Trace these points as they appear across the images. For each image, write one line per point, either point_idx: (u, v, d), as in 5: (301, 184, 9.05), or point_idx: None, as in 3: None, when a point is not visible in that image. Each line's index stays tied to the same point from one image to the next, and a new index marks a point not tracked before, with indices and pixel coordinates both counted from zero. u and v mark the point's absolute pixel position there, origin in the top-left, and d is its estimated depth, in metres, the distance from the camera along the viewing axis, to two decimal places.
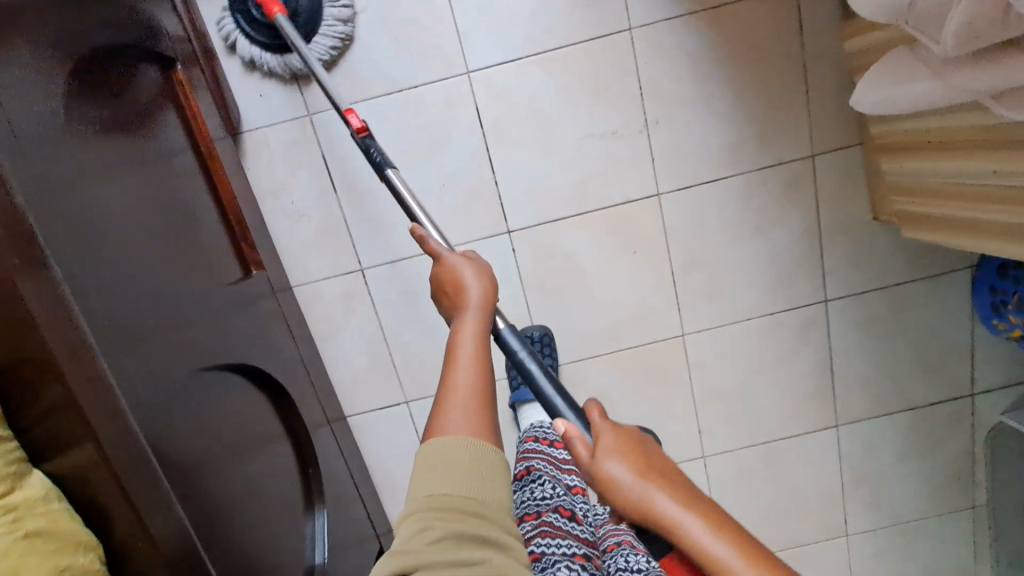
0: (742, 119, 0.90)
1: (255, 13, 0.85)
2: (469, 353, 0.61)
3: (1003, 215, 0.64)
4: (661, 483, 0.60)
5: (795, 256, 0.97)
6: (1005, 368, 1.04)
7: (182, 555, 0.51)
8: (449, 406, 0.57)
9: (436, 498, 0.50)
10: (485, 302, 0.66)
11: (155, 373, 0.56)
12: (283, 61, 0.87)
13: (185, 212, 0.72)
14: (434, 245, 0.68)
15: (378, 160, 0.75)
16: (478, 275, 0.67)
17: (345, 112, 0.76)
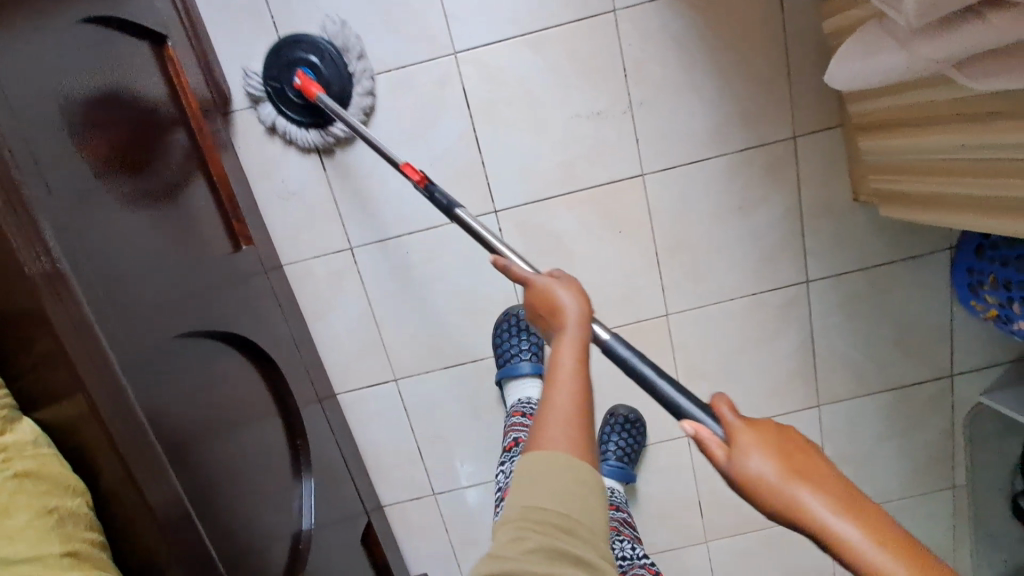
0: (726, 100, 0.92)
1: (292, 96, 0.89)
2: (571, 370, 0.53)
3: (974, 188, 0.66)
4: (816, 485, 0.46)
5: (778, 237, 0.99)
6: (984, 349, 1.06)
7: (172, 510, 0.53)
8: (548, 423, 0.50)
9: (532, 510, 0.48)
10: (584, 320, 0.57)
11: (145, 332, 0.57)
12: (310, 136, 0.91)
13: (177, 185, 0.74)
14: (517, 270, 0.62)
15: (444, 202, 0.74)
16: (574, 291, 0.59)
17: (402, 165, 0.78)
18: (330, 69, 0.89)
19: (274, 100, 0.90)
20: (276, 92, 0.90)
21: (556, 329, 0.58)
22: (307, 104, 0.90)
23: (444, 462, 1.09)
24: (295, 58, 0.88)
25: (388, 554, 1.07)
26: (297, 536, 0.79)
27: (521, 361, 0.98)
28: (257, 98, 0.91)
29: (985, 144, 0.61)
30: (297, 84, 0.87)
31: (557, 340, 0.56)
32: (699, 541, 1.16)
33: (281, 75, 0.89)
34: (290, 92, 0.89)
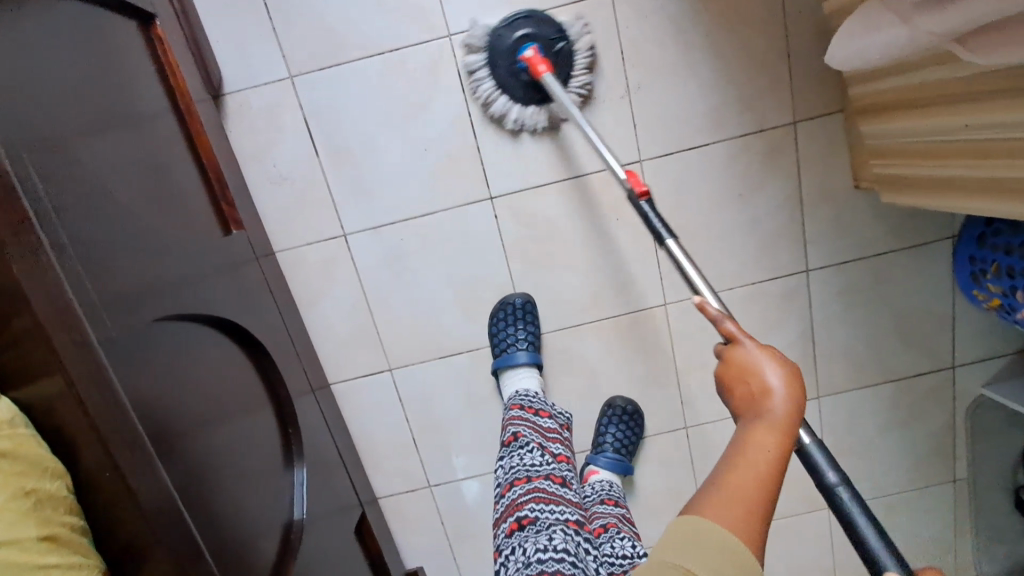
0: (725, 85, 0.91)
1: (514, 68, 0.88)
2: (766, 461, 0.53)
3: (979, 170, 0.65)
4: None
5: (777, 224, 0.97)
6: (986, 339, 1.04)
7: (156, 496, 0.51)
8: (724, 495, 0.52)
9: (685, 573, 0.47)
10: (793, 412, 0.56)
11: (127, 311, 0.56)
12: (526, 114, 0.90)
13: (166, 168, 0.73)
14: (731, 326, 0.61)
15: (656, 228, 0.74)
16: (784, 375, 0.57)
17: (628, 174, 0.76)
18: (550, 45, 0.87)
19: (493, 69, 0.88)
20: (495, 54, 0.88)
21: (753, 411, 0.57)
22: (531, 81, 0.88)
23: (439, 453, 1.08)
24: (522, 32, 0.87)
25: (384, 547, 1.06)
26: (290, 526, 0.77)
27: (519, 350, 0.97)
28: (473, 67, 0.89)
29: (990, 124, 0.60)
30: (525, 58, 0.86)
31: (754, 424, 0.56)
32: None
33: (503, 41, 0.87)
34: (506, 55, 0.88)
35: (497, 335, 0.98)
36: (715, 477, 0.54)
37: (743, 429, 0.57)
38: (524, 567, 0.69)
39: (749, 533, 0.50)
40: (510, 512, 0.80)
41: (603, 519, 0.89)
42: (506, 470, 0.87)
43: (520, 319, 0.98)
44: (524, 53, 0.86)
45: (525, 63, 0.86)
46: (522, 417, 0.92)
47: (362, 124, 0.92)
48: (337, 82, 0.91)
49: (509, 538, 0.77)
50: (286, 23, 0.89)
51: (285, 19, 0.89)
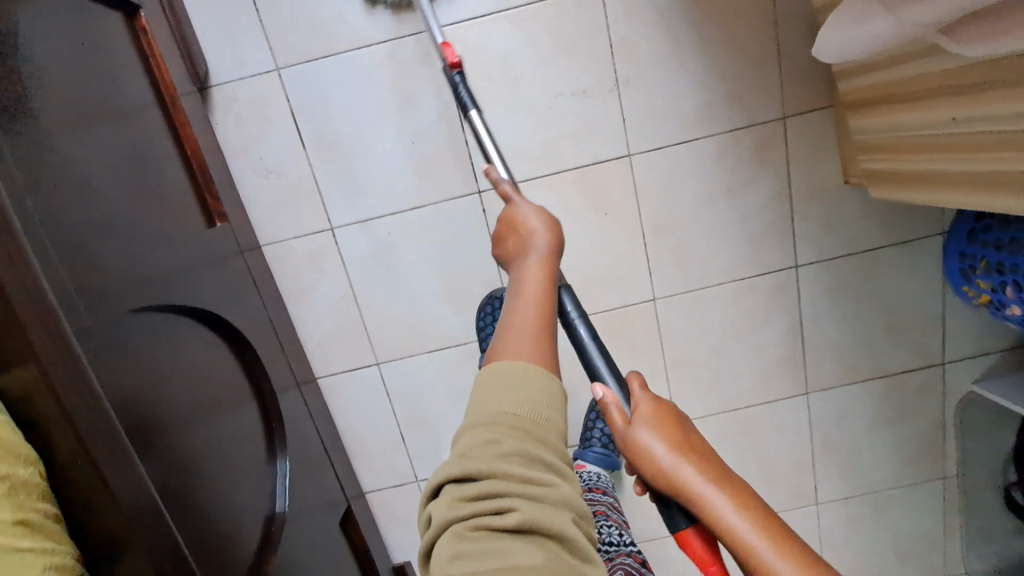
0: (715, 79, 0.90)
1: None
2: (535, 287, 0.57)
3: (966, 164, 0.64)
4: (684, 452, 0.53)
5: (766, 220, 0.97)
6: (977, 337, 1.04)
7: (132, 491, 0.51)
8: (510, 334, 0.54)
9: (500, 416, 0.47)
10: (554, 241, 0.62)
11: (105, 302, 0.55)
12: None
13: (151, 160, 0.72)
14: (506, 188, 0.67)
15: (464, 99, 0.77)
16: (543, 218, 0.63)
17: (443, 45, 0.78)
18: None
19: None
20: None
21: (522, 253, 0.61)
22: None
23: (427, 448, 1.08)
24: None
25: (370, 541, 1.05)
26: (271, 519, 0.77)
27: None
28: None
29: (978, 116, 0.59)
30: None
31: (525, 265, 0.60)
32: None
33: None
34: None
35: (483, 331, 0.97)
36: (503, 319, 0.56)
37: (517, 274, 0.61)
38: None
39: (540, 352, 0.53)
40: None
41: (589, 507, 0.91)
42: None
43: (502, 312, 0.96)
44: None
45: None
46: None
47: (348, 117, 0.92)
48: (324, 75, 0.90)
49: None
50: (272, 15, 0.88)
51: (272, 10, 0.88)
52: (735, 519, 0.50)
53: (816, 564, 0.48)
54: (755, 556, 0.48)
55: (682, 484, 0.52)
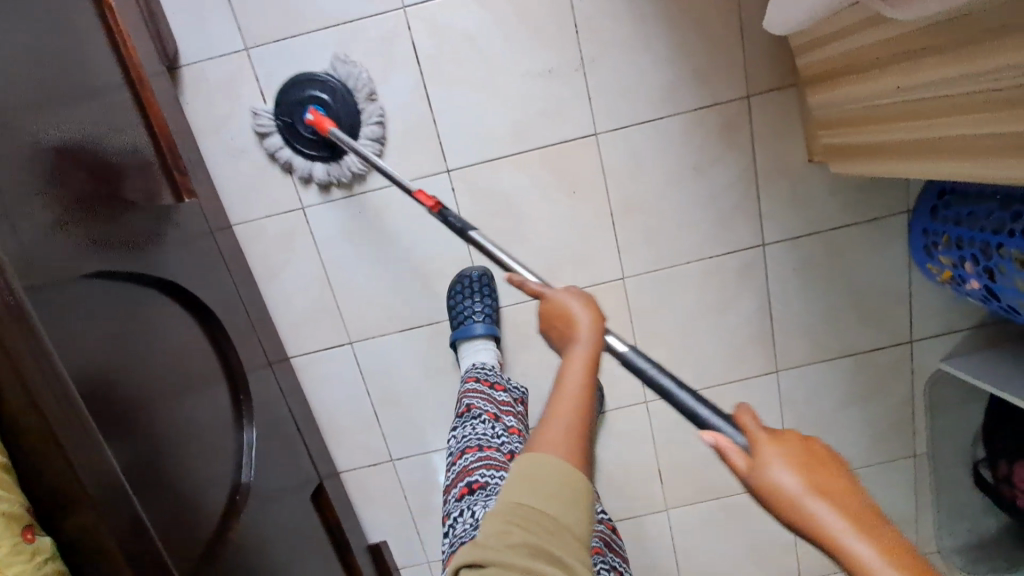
0: (679, 57, 0.91)
1: (305, 133, 0.92)
2: (576, 383, 0.54)
3: (919, 132, 0.65)
4: (829, 497, 0.43)
5: (732, 198, 0.98)
6: (944, 314, 1.05)
7: (90, 457, 0.52)
8: (548, 426, 0.53)
9: (518, 507, 0.50)
10: (597, 332, 0.59)
11: (60, 267, 0.56)
12: (332, 168, 0.94)
13: (117, 134, 0.73)
14: (533, 287, 0.65)
15: (458, 224, 0.81)
16: (586, 305, 0.60)
17: (416, 191, 0.84)
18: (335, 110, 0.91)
19: (289, 100, 0.91)
20: (287, 129, 0.93)
21: (567, 342, 0.59)
22: (322, 140, 0.92)
23: (401, 427, 1.09)
24: (304, 96, 0.91)
25: (344, 520, 1.07)
26: (236, 488, 0.78)
27: (473, 320, 0.97)
28: (266, 135, 0.93)
29: (919, 83, 0.61)
30: (309, 121, 0.90)
31: (567, 357, 0.57)
32: (659, 509, 1.17)
33: (294, 104, 0.91)
34: (314, 151, 0.93)
35: (455, 308, 0.99)
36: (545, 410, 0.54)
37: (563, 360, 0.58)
38: (474, 527, 0.70)
39: (572, 447, 0.52)
40: (460, 477, 0.81)
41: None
42: (459, 439, 0.88)
43: (479, 292, 0.99)
44: (305, 116, 0.91)
45: (311, 125, 0.90)
46: (477, 390, 0.93)
47: None
48: (293, 55, 0.91)
49: (459, 503, 0.78)
50: None
51: None
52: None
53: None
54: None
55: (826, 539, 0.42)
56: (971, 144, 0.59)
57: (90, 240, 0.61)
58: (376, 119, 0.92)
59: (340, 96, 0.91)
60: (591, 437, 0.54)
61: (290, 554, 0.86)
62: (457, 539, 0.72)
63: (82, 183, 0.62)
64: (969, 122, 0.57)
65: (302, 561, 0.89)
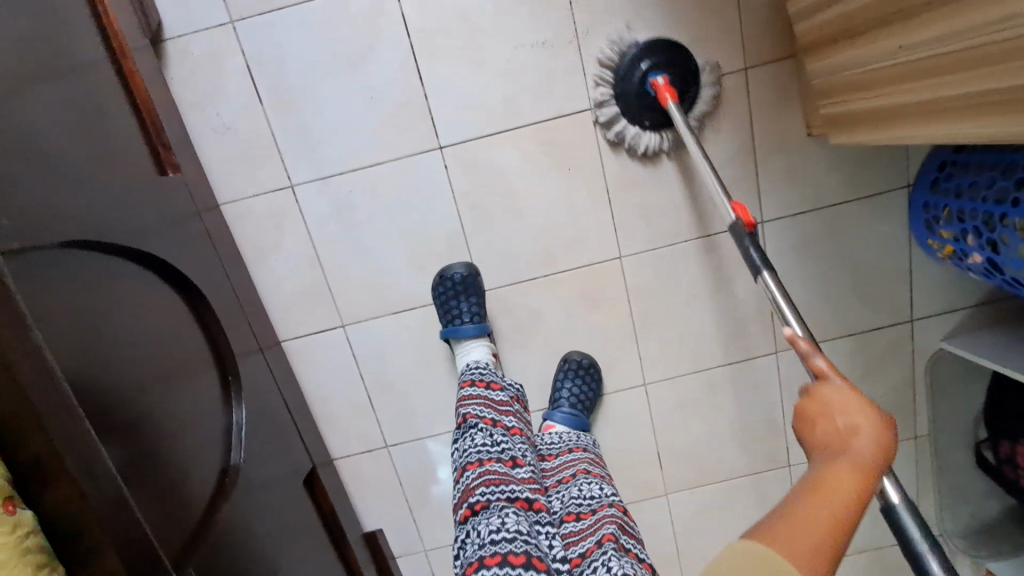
0: (675, 29, 0.90)
1: (643, 95, 0.90)
2: (847, 496, 0.51)
3: (926, 92, 0.63)
4: None
5: (729, 174, 0.96)
6: (945, 292, 1.04)
7: (72, 436, 0.50)
8: (796, 525, 0.49)
9: None
10: (881, 457, 0.54)
11: (38, 234, 0.54)
12: (649, 139, 0.92)
13: (99, 104, 0.71)
14: (823, 364, 0.61)
15: (751, 260, 0.72)
16: (879, 417, 0.56)
17: (733, 205, 0.75)
18: (681, 81, 0.90)
19: (628, 62, 0.89)
20: (621, 82, 0.90)
21: (841, 449, 0.55)
22: (655, 107, 0.90)
23: (396, 413, 1.07)
24: (645, 61, 0.88)
25: (339, 507, 1.05)
26: (225, 471, 0.75)
27: (466, 321, 0.97)
28: (603, 101, 0.91)
29: (923, 41, 0.59)
30: (655, 87, 0.88)
31: (841, 463, 0.54)
32: (658, 494, 1.15)
33: (636, 73, 0.89)
34: (653, 121, 0.91)
35: (446, 308, 0.97)
36: (794, 506, 0.51)
37: (822, 469, 0.55)
38: (479, 548, 0.69)
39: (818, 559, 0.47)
40: (464, 498, 0.79)
41: (570, 468, 0.89)
42: (461, 454, 0.85)
43: (466, 292, 0.97)
44: (654, 80, 0.88)
45: (655, 91, 0.88)
46: (474, 396, 0.91)
47: (305, 70, 0.91)
48: (279, 28, 0.89)
49: (463, 525, 0.76)
50: None
51: None
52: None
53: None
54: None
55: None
56: (979, 100, 0.57)
57: (64, 344, 0.54)
58: (712, 93, 0.91)
59: (689, 67, 0.89)
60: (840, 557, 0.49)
61: (283, 541, 0.84)
62: (465, 559, 0.71)
63: (54, 284, 0.55)
64: (976, 77, 0.56)
65: (295, 548, 0.87)
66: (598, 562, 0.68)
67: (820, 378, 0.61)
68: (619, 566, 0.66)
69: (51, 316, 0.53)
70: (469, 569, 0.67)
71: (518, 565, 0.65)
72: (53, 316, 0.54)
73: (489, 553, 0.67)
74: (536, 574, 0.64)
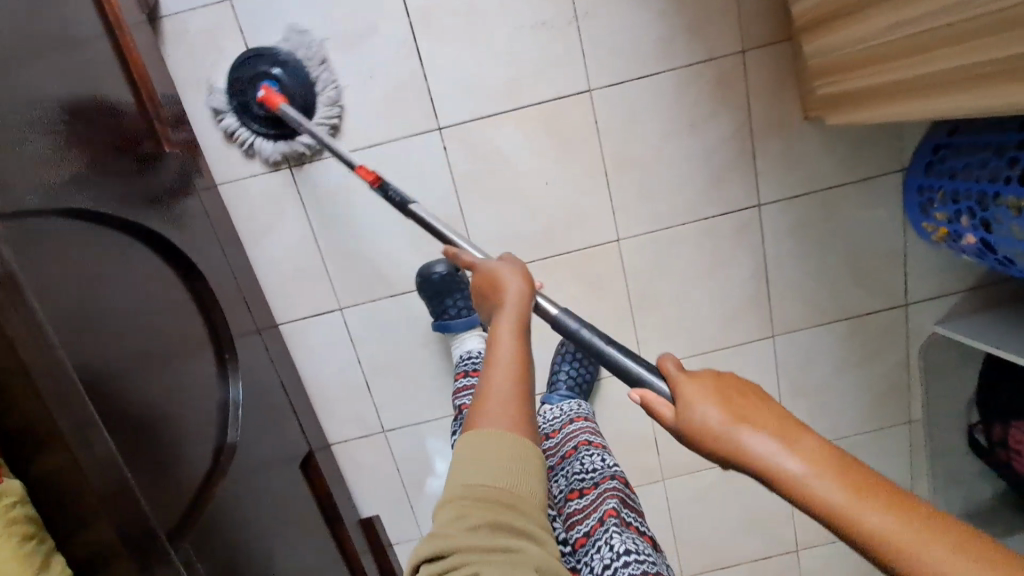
0: (674, 11, 0.90)
1: (253, 106, 0.90)
2: (509, 348, 0.58)
3: (919, 67, 0.64)
4: (754, 421, 0.49)
5: (727, 155, 0.97)
6: (939, 276, 1.05)
7: (71, 415, 0.49)
8: (486, 400, 0.55)
9: (471, 490, 0.50)
10: (528, 299, 0.64)
11: (34, 200, 0.53)
12: (275, 148, 0.92)
13: (97, 81, 0.70)
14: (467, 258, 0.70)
15: (398, 196, 0.82)
16: (516, 272, 0.65)
17: (359, 169, 0.84)
18: (294, 90, 0.89)
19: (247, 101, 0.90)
20: (243, 112, 0.91)
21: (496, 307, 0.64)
22: (270, 117, 0.91)
23: (394, 397, 1.07)
24: (256, 73, 0.89)
25: (335, 491, 1.04)
26: (221, 448, 0.74)
27: (462, 316, 0.97)
28: (221, 111, 0.92)
29: (913, 16, 0.60)
30: (261, 98, 0.88)
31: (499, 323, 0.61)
32: (655, 479, 1.15)
33: (251, 78, 0.89)
34: (266, 130, 0.92)
35: (436, 302, 0.98)
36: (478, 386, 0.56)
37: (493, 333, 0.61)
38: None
39: (514, 419, 0.54)
40: None
41: (571, 440, 0.87)
42: None
43: (452, 287, 0.97)
44: (258, 93, 0.89)
45: (261, 102, 0.88)
46: (466, 386, 0.92)
47: (302, 49, 0.90)
48: (276, 5, 0.89)
49: None
50: None
51: None
52: (814, 480, 0.44)
53: (921, 527, 0.41)
54: (849, 519, 0.43)
55: (746, 454, 0.48)
56: (971, 74, 0.58)
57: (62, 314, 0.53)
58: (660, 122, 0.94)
59: (295, 74, 0.89)
60: (530, 397, 0.56)
61: (279, 523, 0.83)
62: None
63: (49, 254, 0.54)
64: (967, 50, 0.57)
65: (291, 531, 0.86)
66: (601, 541, 0.69)
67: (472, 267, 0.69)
68: (622, 543, 0.66)
69: (47, 286, 0.53)
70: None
71: None
72: (51, 286, 0.53)
73: None
74: None
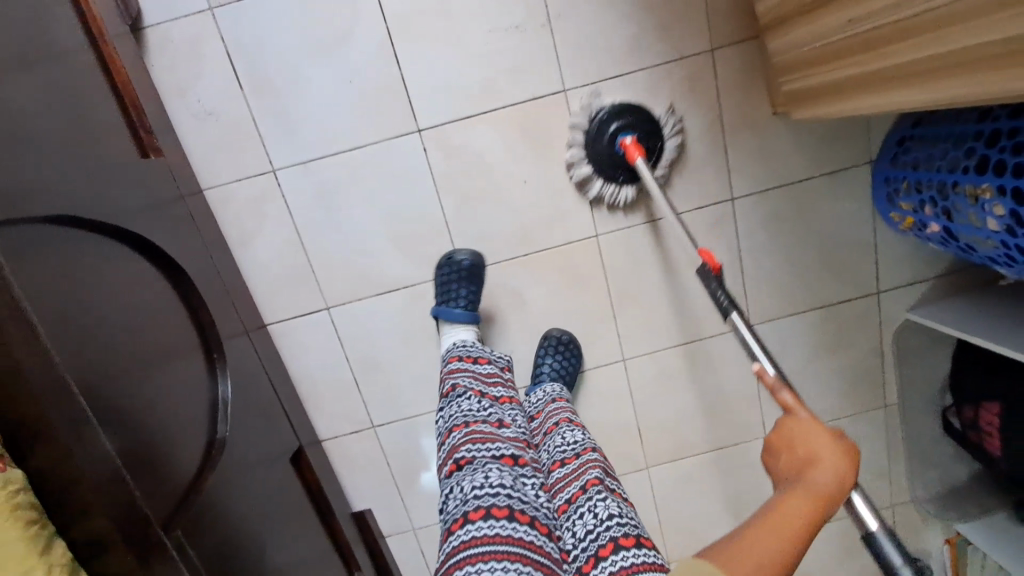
0: (645, 11, 0.93)
1: (611, 149, 0.95)
2: (793, 522, 0.55)
3: (880, 61, 0.66)
4: None
5: (701, 151, 1.00)
6: (909, 263, 1.08)
7: (63, 410, 0.52)
8: (744, 546, 0.53)
9: None
10: (835, 485, 0.59)
11: (24, 205, 0.56)
12: (620, 190, 0.98)
13: (84, 99, 0.72)
14: (787, 397, 0.67)
15: (721, 300, 0.79)
16: (842, 456, 0.61)
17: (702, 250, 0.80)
18: (645, 137, 0.96)
19: (591, 125, 0.95)
20: (597, 158, 0.97)
21: (796, 476, 0.61)
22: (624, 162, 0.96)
23: (382, 394, 1.09)
24: (614, 126, 0.95)
25: (327, 486, 1.07)
26: (211, 442, 0.77)
27: (456, 307, 0.99)
28: (576, 163, 0.98)
29: (876, 11, 0.63)
30: (622, 146, 0.94)
31: (797, 489, 0.59)
32: (639, 468, 1.18)
33: (602, 136, 0.95)
34: (621, 176, 0.97)
35: (438, 288, 1.01)
36: (744, 529, 0.56)
37: (779, 496, 0.59)
38: (462, 504, 0.72)
39: None
40: (449, 455, 0.81)
41: (554, 417, 0.94)
42: (446, 418, 0.88)
43: (467, 279, 0.99)
44: (619, 140, 0.94)
45: (622, 149, 0.94)
46: (463, 369, 0.94)
47: (284, 56, 0.93)
48: (257, 13, 0.91)
49: (449, 480, 0.79)
50: None
51: None
52: None
53: None
54: None
55: None
56: (930, 66, 0.60)
57: (53, 318, 0.55)
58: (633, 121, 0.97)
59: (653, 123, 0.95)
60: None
61: (272, 517, 0.86)
62: (449, 515, 0.73)
63: (41, 263, 0.56)
64: (926, 43, 0.59)
65: (283, 525, 0.89)
66: (584, 508, 0.73)
67: (787, 410, 0.66)
68: (605, 509, 0.71)
69: (42, 293, 0.55)
70: (453, 525, 0.69)
71: (501, 518, 0.67)
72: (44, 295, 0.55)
73: (473, 508, 0.69)
74: (519, 525, 0.67)
